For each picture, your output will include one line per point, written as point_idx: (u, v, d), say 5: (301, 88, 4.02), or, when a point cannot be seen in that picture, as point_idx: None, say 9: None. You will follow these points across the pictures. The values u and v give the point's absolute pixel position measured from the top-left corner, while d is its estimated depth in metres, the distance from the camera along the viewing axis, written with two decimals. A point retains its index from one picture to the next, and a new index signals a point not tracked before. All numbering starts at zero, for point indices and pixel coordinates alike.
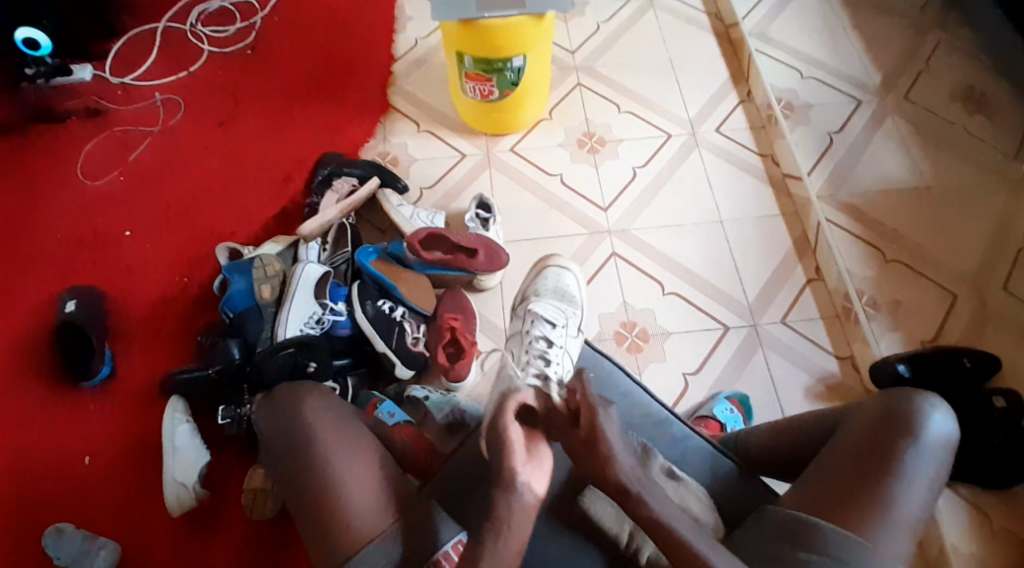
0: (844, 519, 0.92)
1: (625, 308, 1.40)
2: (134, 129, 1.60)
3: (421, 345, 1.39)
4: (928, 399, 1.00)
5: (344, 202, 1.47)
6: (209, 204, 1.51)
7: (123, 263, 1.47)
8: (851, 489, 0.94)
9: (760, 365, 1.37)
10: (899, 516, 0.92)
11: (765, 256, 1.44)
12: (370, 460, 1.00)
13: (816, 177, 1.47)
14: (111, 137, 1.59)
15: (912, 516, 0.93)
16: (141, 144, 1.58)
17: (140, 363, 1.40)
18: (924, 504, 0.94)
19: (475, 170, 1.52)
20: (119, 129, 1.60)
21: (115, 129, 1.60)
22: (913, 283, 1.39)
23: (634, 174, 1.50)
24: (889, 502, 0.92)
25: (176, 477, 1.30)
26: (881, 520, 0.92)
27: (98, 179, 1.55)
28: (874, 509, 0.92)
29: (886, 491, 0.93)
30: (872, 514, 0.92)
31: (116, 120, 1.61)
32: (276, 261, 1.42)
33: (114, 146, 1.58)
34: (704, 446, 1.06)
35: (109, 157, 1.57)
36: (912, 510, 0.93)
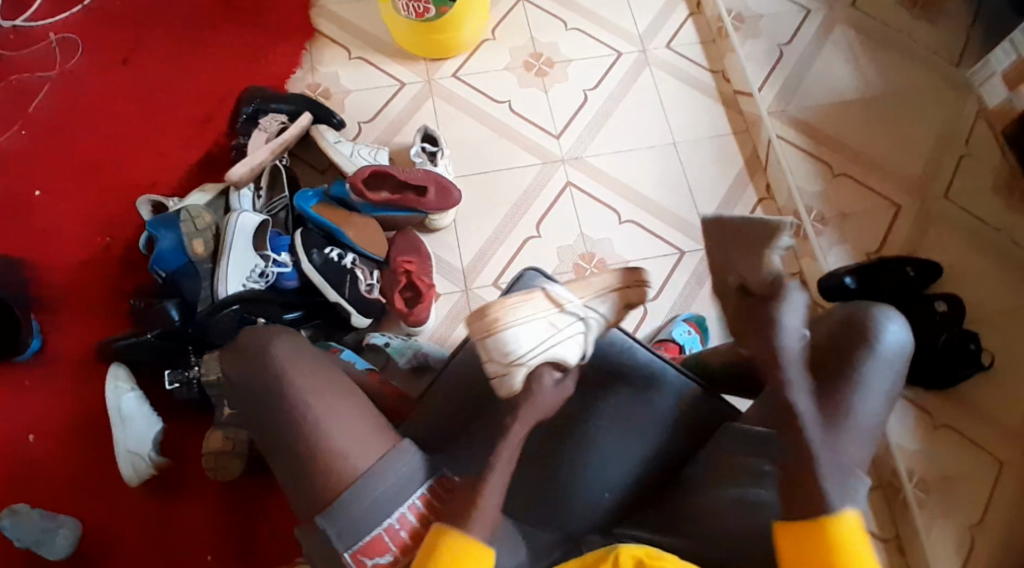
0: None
1: (583, 239, 1.38)
2: (29, 76, 1.43)
3: (376, 292, 1.33)
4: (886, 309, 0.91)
5: (275, 141, 1.35)
6: (125, 154, 1.38)
7: (37, 225, 1.34)
8: (803, 406, 0.89)
9: (716, 287, 1.37)
10: (857, 425, 0.85)
11: (718, 176, 1.43)
12: (354, 400, 0.93)
13: (766, 92, 1.45)
14: (6, 87, 1.42)
15: (871, 423, 0.86)
16: (41, 91, 1.42)
17: (72, 332, 1.30)
18: (885, 410, 0.87)
19: (418, 100, 1.43)
20: (14, 77, 1.43)
21: (12, 78, 1.43)
22: (860, 196, 1.40)
23: (585, 97, 1.45)
24: (846, 412, 0.85)
25: (129, 446, 1.23)
26: (838, 431, 0.85)
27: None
28: (827, 421, 0.86)
29: (841, 402, 0.86)
30: (826, 424, 0.86)
31: (12, 68, 1.44)
32: (205, 213, 1.31)
33: (12, 98, 1.41)
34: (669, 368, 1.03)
35: (6, 109, 1.40)
36: (870, 419, 0.85)
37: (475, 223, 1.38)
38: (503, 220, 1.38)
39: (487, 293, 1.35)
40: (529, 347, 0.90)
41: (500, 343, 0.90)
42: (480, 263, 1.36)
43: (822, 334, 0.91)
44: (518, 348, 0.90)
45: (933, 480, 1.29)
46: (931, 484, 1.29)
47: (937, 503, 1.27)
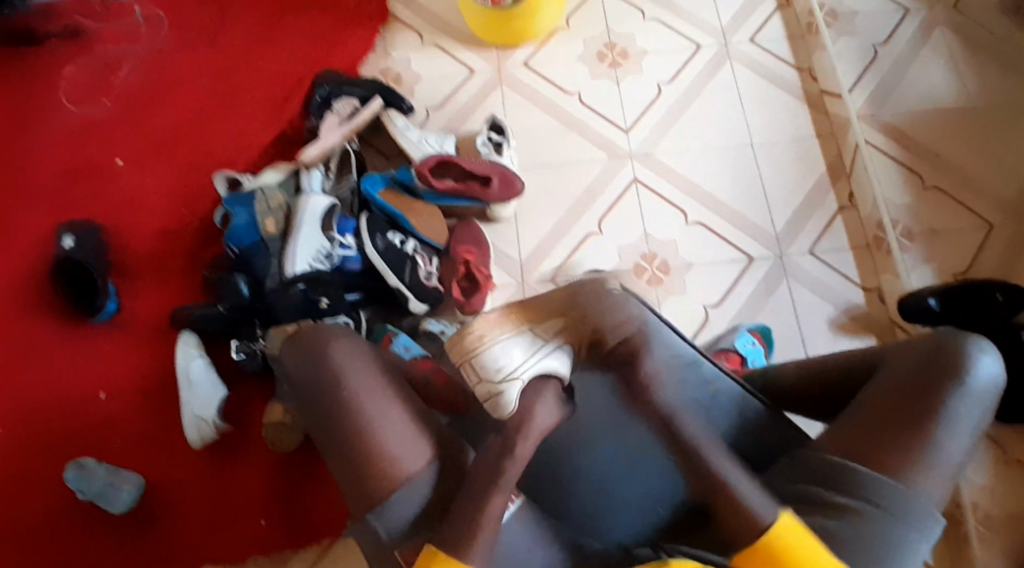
0: (887, 465, 0.88)
1: (647, 239, 1.34)
2: (116, 49, 1.50)
3: (435, 280, 1.33)
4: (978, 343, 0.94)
5: (347, 124, 1.38)
6: (204, 130, 1.44)
7: (119, 194, 1.41)
8: (889, 433, 0.89)
9: (784, 297, 1.31)
10: (941, 464, 0.88)
11: (796, 181, 1.36)
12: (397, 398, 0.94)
13: (858, 94, 1.39)
14: (96, 60, 1.49)
15: (954, 463, 0.89)
16: (125, 65, 1.49)
17: (146, 298, 1.37)
18: (965, 447, 0.89)
19: (485, 90, 1.41)
20: (103, 50, 1.50)
21: (97, 50, 1.50)
22: (950, 211, 1.32)
23: (659, 91, 1.40)
24: (935, 446, 0.88)
25: (195, 410, 1.28)
26: (923, 465, 0.87)
27: (84, 105, 1.46)
28: (917, 455, 0.87)
29: (928, 436, 0.88)
30: (914, 459, 0.87)
31: (97, 39, 1.51)
32: (279, 193, 1.35)
33: (97, 70, 1.49)
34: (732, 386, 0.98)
35: (93, 81, 1.48)
36: (954, 458, 0.88)
37: (536, 216, 1.36)
38: (564, 216, 1.36)
39: (543, 288, 1.33)
40: (517, 362, 0.93)
41: (488, 362, 0.94)
42: (538, 258, 1.34)
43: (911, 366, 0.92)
44: (505, 364, 0.93)
45: (996, 517, 1.17)
46: (995, 520, 1.17)
47: (1001, 542, 1.16)
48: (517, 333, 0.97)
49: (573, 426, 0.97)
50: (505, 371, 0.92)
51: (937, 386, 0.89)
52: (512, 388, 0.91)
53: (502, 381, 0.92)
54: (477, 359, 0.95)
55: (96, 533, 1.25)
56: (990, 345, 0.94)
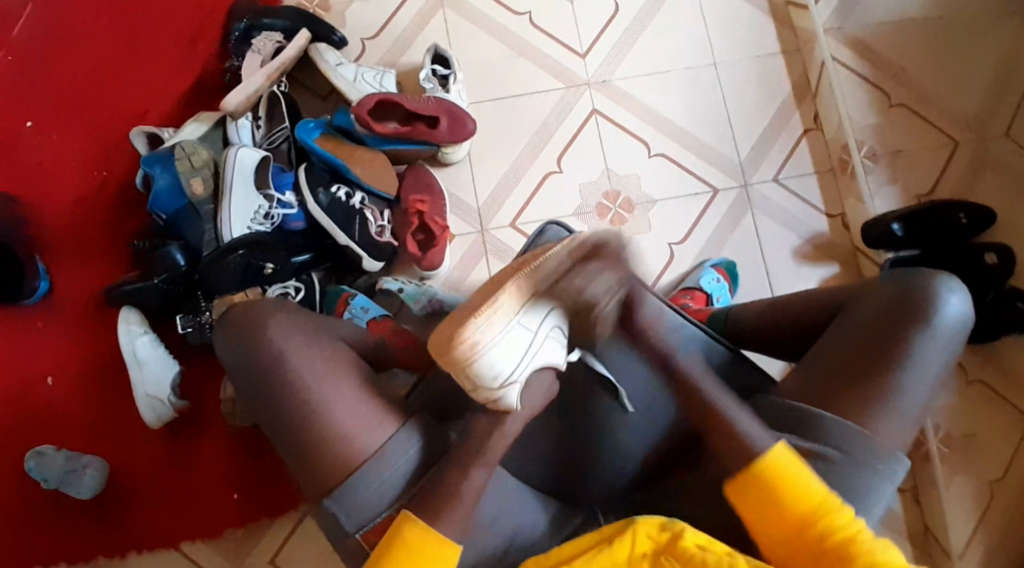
0: (851, 409, 0.88)
1: (608, 174, 1.27)
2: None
3: (387, 235, 1.26)
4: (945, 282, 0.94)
5: (271, 65, 1.23)
6: (112, 79, 1.28)
7: (28, 159, 1.26)
8: (853, 373, 0.89)
9: (748, 229, 1.28)
10: (906, 406, 0.89)
11: (762, 102, 1.29)
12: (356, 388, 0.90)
13: (824, 5, 1.30)
14: None
15: (919, 404, 0.89)
16: (12, 9, 1.29)
17: (78, 275, 1.26)
18: (930, 390, 0.90)
19: (426, 12, 1.29)
20: None
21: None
22: (915, 129, 1.28)
23: (616, 7, 1.30)
24: (898, 387, 0.88)
25: (146, 391, 1.23)
26: (888, 408, 0.88)
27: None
28: (881, 397, 0.88)
29: (892, 378, 0.88)
30: (880, 401, 0.88)
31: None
32: (203, 149, 1.23)
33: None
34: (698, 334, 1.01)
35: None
36: (920, 399, 0.89)
37: (490, 158, 1.28)
38: (520, 155, 1.27)
39: (503, 235, 1.27)
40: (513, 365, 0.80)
41: (485, 374, 0.78)
42: (496, 203, 1.27)
43: (876, 307, 0.93)
44: (503, 371, 0.79)
45: (957, 437, 1.25)
46: (955, 440, 1.25)
47: (959, 460, 1.24)
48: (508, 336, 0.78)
49: (553, 424, 0.96)
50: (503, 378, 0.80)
51: (901, 325, 0.90)
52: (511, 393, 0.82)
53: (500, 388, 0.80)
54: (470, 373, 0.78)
55: (71, 522, 1.23)
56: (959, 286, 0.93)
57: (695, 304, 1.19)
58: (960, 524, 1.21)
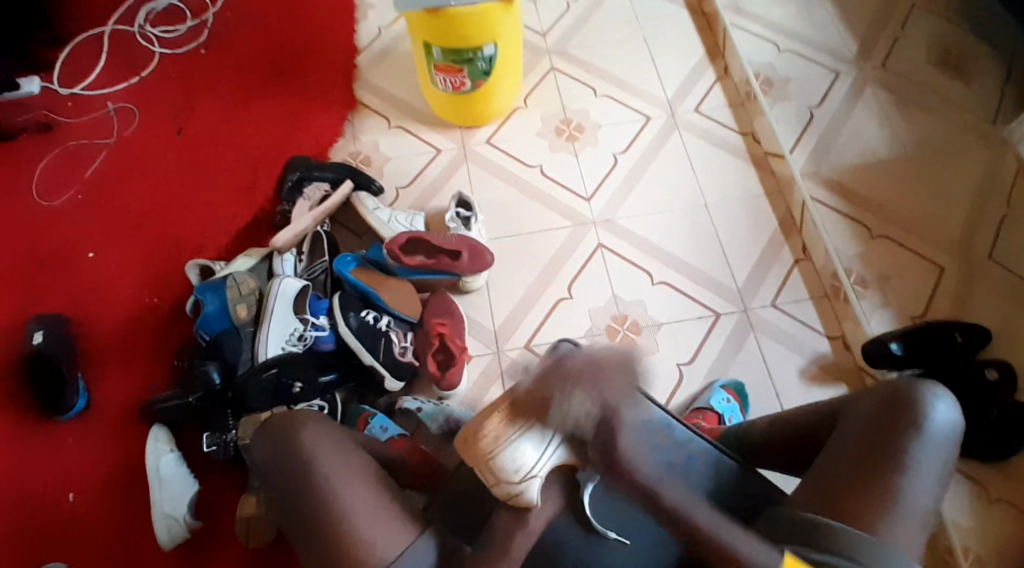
0: (857, 513, 0.88)
1: (616, 300, 1.38)
2: (87, 143, 1.53)
3: (409, 355, 1.34)
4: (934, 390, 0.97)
5: (317, 209, 1.41)
6: (176, 219, 1.46)
7: (89, 286, 1.41)
8: (860, 479, 0.90)
9: (752, 351, 1.35)
10: (910, 511, 0.89)
11: (753, 236, 1.43)
12: (376, 488, 0.95)
13: (799, 154, 1.47)
14: (65, 152, 1.52)
15: (922, 504, 0.90)
16: (95, 160, 1.52)
17: (118, 391, 1.34)
18: (934, 494, 0.91)
19: (451, 165, 1.49)
20: (73, 142, 1.53)
21: (69, 144, 1.53)
22: (900, 258, 1.38)
23: (615, 160, 1.49)
24: (902, 493, 0.89)
25: (165, 510, 1.23)
26: (892, 512, 0.88)
27: (55, 199, 1.48)
28: (883, 501, 0.89)
29: (896, 482, 0.89)
30: (882, 502, 0.88)
31: (68, 133, 1.54)
32: (250, 278, 1.36)
33: (65, 164, 1.51)
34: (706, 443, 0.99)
35: (61, 175, 1.50)
36: (923, 500, 0.90)
37: (507, 286, 1.40)
38: (534, 284, 1.39)
39: (518, 355, 1.35)
40: (535, 457, 0.82)
41: (506, 467, 0.81)
42: (512, 325, 1.37)
43: (871, 412, 0.96)
44: (524, 464, 0.81)
45: (987, 555, 1.20)
46: (984, 559, 1.20)
47: None
48: (533, 427, 0.82)
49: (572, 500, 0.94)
50: (525, 470, 0.82)
51: (897, 432, 0.92)
52: (532, 488, 0.83)
53: (522, 480, 0.82)
54: (495, 460, 0.82)
55: None
56: (946, 394, 0.96)
57: (707, 425, 1.23)
58: None
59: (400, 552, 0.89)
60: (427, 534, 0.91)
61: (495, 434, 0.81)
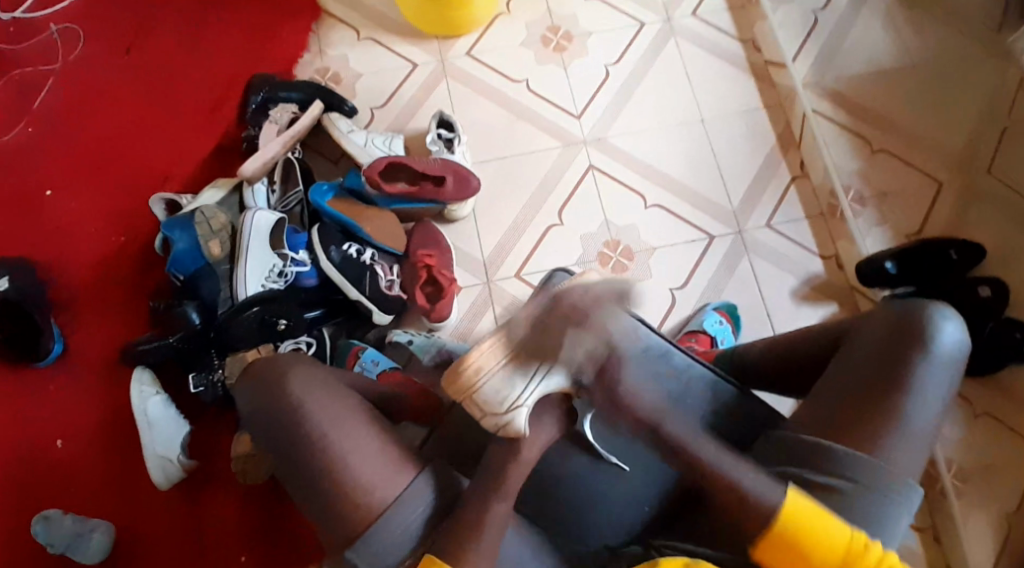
0: (863, 444, 0.88)
1: (608, 226, 1.33)
2: (29, 69, 1.39)
3: (396, 288, 1.29)
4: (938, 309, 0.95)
5: (285, 134, 1.31)
6: (135, 149, 1.35)
7: (49, 226, 1.32)
8: (863, 403, 0.90)
9: (747, 274, 1.32)
10: (911, 436, 0.89)
11: (750, 152, 1.37)
12: (374, 432, 0.91)
13: (802, 62, 1.39)
14: (9, 84, 1.38)
15: (923, 430, 0.90)
16: (43, 87, 1.38)
17: (96, 338, 1.29)
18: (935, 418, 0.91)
19: (431, 82, 1.38)
20: (17, 73, 1.39)
21: (12, 75, 1.39)
22: (898, 172, 1.34)
23: (606, 72, 1.40)
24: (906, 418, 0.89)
25: (157, 450, 1.22)
26: (895, 438, 0.88)
27: (3, 135, 1.36)
28: (886, 426, 0.89)
29: (900, 407, 0.89)
30: (885, 431, 0.88)
31: (11, 61, 1.40)
32: (220, 212, 1.28)
33: (11, 96, 1.38)
34: (704, 370, 0.99)
35: (7, 108, 1.37)
36: (924, 426, 0.90)
37: (495, 214, 1.34)
38: (523, 210, 1.33)
39: (509, 286, 1.31)
40: (523, 386, 0.82)
41: (491, 396, 0.82)
42: (501, 255, 1.32)
43: (875, 339, 0.94)
44: (510, 394, 0.82)
45: (967, 468, 1.24)
46: (967, 472, 1.24)
47: (975, 492, 1.23)
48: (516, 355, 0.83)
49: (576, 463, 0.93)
50: (510, 400, 0.82)
51: (903, 354, 0.91)
52: (520, 418, 0.83)
53: (508, 411, 0.82)
54: (479, 394, 0.83)
55: None
56: (951, 314, 0.95)
57: (700, 346, 1.22)
58: (979, 552, 1.19)
59: (399, 497, 0.88)
60: (427, 470, 0.90)
61: (476, 367, 0.82)
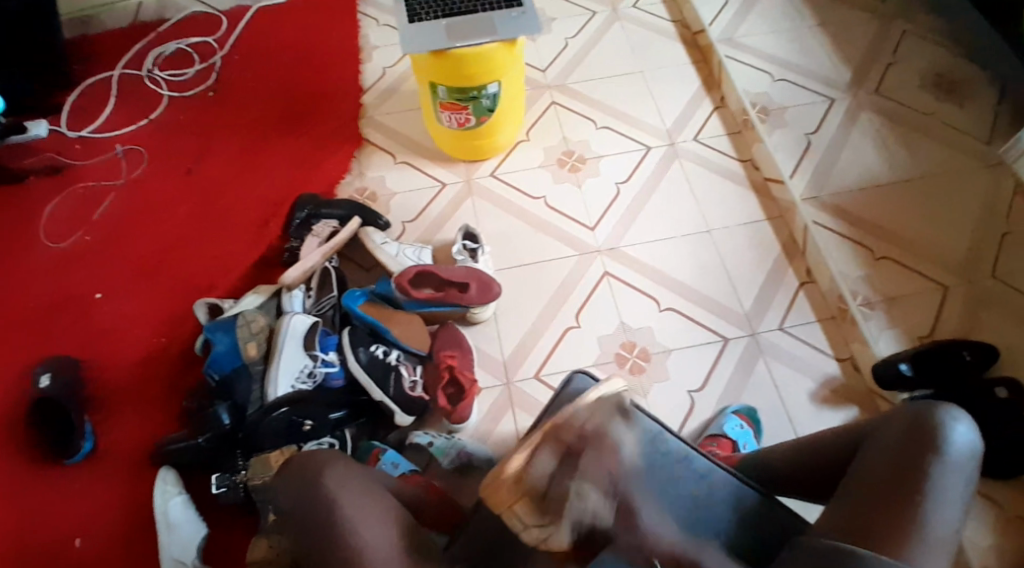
0: (886, 543, 0.83)
1: (624, 328, 1.38)
2: (98, 185, 1.54)
3: (419, 389, 1.31)
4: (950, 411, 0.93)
5: (325, 245, 1.41)
6: (184, 259, 1.47)
7: (96, 328, 1.41)
8: (884, 506, 0.86)
9: (763, 375, 1.34)
10: (935, 539, 0.84)
11: (758, 260, 1.44)
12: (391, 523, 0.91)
13: (798, 179, 1.49)
14: (74, 195, 1.53)
15: (946, 533, 0.84)
16: (104, 200, 1.53)
17: (128, 430, 1.33)
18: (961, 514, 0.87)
19: (457, 200, 1.51)
20: (81, 185, 1.54)
21: (79, 186, 1.54)
22: (904, 280, 1.39)
23: (617, 190, 1.52)
24: (926, 522, 0.84)
25: (173, 555, 1.21)
26: (918, 539, 0.83)
27: (63, 241, 1.49)
28: (912, 530, 0.84)
29: (922, 509, 0.85)
30: (909, 532, 0.84)
31: (80, 176, 1.56)
32: (260, 316, 1.33)
33: (76, 206, 1.52)
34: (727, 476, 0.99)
35: (71, 218, 1.51)
36: (946, 529, 0.84)
37: (515, 316, 1.40)
38: (542, 312, 1.40)
39: (528, 385, 1.34)
40: (563, 491, 0.82)
41: (532, 503, 0.81)
42: (521, 356, 1.37)
43: (891, 441, 0.91)
44: (553, 499, 0.81)
45: None
46: None
47: None
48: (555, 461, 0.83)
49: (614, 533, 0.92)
50: (552, 505, 0.82)
51: (918, 458, 0.88)
52: (565, 525, 0.82)
53: (551, 518, 0.82)
54: (519, 503, 0.83)
55: None
56: (964, 417, 0.92)
57: (721, 451, 1.23)
58: None
59: None
60: None
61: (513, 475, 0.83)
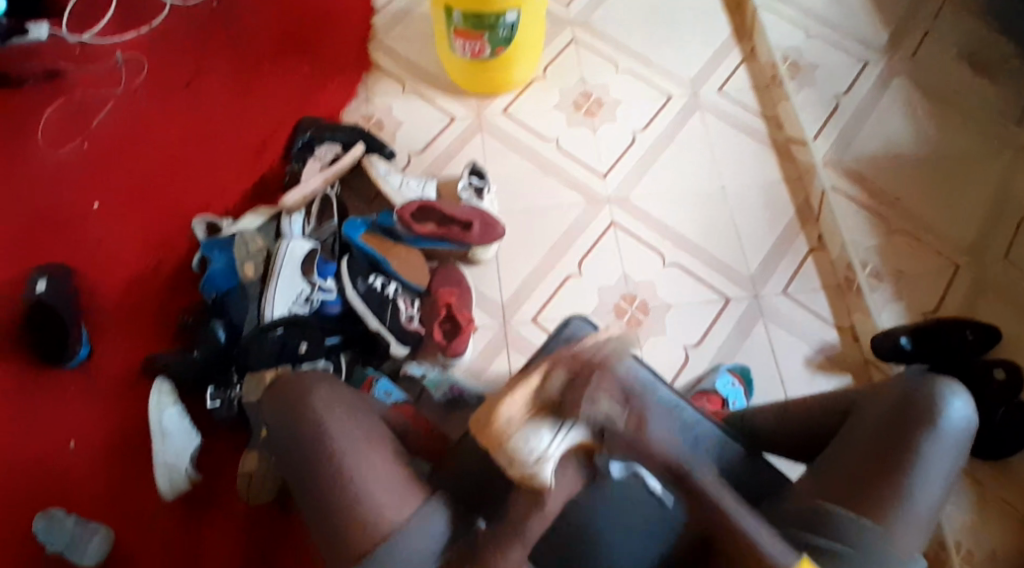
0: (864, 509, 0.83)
1: (626, 280, 1.37)
2: (94, 92, 1.52)
3: (416, 322, 1.30)
4: (949, 386, 0.90)
5: (328, 170, 1.38)
6: (186, 174, 1.45)
7: (92, 238, 1.40)
8: (869, 471, 0.85)
9: (760, 337, 1.33)
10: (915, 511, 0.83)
11: (767, 222, 1.42)
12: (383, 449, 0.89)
13: (822, 141, 1.45)
14: (72, 101, 1.51)
15: (926, 505, 0.84)
16: (103, 108, 1.50)
17: (121, 341, 1.33)
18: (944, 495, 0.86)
19: (467, 134, 1.48)
20: (78, 92, 1.51)
21: (75, 93, 1.51)
22: (914, 253, 1.36)
23: (633, 138, 1.48)
24: (909, 494, 0.83)
25: (165, 461, 1.21)
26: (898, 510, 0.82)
27: (62, 148, 1.47)
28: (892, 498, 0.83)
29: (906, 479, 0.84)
30: (888, 502, 0.83)
31: (83, 82, 1.52)
32: (259, 237, 1.32)
33: (74, 112, 1.50)
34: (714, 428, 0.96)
35: (68, 124, 1.49)
36: (928, 503, 0.84)
37: (516, 258, 1.39)
38: (543, 259, 1.39)
39: (523, 328, 1.34)
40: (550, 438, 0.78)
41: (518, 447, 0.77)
42: (520, 299, 1.36)
43: (883, 410, 0.89)
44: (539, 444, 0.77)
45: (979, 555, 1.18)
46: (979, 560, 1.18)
47: None
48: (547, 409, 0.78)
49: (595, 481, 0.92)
50: (539, 451, 0.78)
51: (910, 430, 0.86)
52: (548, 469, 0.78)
53: (535, 463, 0.77)
54: (508, 443, 0.77)
55: None
56: (962, 393, 0.90)
57: (711, 406, 1.21)
58: None
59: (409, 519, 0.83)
60: (437, 498, 0.85)
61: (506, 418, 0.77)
